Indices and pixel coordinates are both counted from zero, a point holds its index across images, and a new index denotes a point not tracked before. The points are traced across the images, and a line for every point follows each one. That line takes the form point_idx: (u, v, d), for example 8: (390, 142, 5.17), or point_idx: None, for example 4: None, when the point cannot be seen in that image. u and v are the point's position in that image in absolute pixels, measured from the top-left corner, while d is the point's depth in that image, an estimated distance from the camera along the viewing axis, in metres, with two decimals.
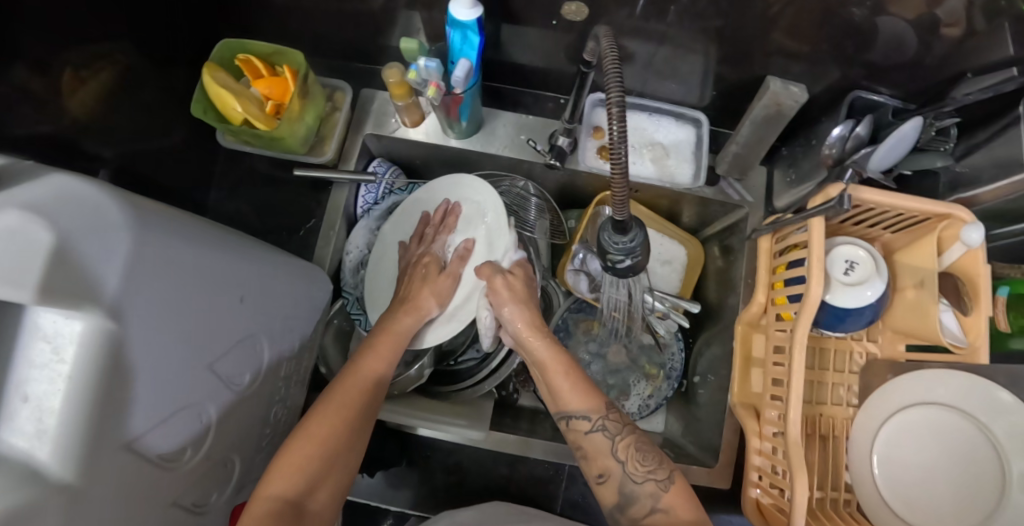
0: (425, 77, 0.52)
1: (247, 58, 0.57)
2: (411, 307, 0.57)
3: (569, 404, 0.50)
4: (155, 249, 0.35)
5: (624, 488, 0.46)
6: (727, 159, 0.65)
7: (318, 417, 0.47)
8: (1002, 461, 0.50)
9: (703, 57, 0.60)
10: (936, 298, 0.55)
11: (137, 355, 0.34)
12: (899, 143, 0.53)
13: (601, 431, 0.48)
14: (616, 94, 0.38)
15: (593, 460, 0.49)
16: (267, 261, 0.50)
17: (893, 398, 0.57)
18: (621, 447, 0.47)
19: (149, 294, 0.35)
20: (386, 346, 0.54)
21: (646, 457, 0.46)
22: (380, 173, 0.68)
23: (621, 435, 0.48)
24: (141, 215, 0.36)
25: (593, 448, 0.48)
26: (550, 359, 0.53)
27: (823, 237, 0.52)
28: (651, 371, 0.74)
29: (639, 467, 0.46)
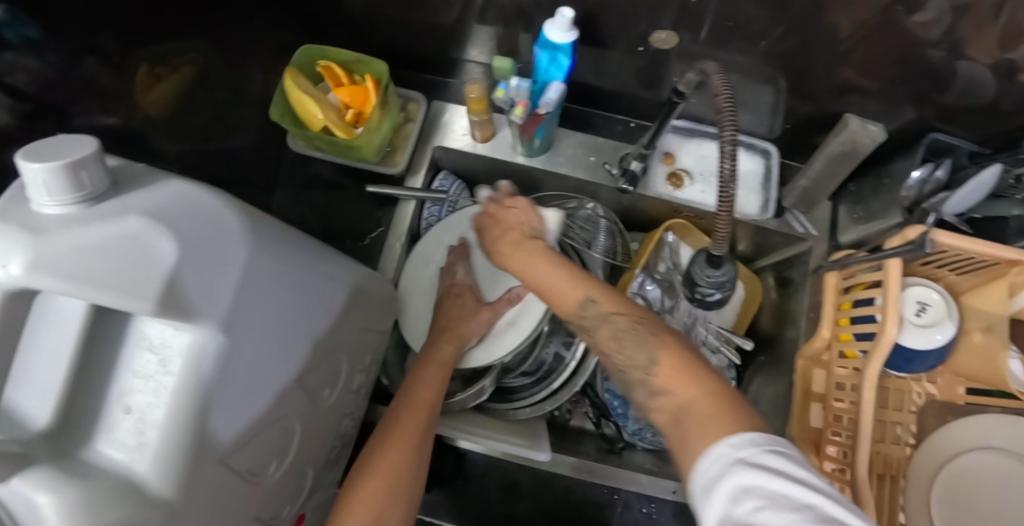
0: (513, 96, 0.53)
1: (328, 65, 0.57)
2: (450, 335, 0.56)
3: (562, 304, 0.47)
4: (257, 262, 0.35)
5: (620, 382, 0.43)
6: (796, 192, 0.65)
7: (384, 448, 0.47)
8: None
9: (776, 88, 0.60)
10: (1006, 344, 0.55)
11: (235, 373, 0.33)
12: (975, 189, 0.54)
13: (584, 332, 0.46)
14: (729, 133, 0.40)
15: (631, 387, 0.42)
16: (351, 272, 0.50)
17: (953, 441, 0.58)
18: (603, 340, 0.44)
19: (249, 308, 0.34)
20: (432, 376, 0.54)
21: (676, 360, 0.39)
22: (444, 188, 0.66)
23: (652, 361, 0.40)
24: (249, 227, 0.36)
25: (595, 346, 0.45)
26: (527, 262, 0.51)
27: (900, 279, 0.53)
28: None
29: (640, 357, 0.41)
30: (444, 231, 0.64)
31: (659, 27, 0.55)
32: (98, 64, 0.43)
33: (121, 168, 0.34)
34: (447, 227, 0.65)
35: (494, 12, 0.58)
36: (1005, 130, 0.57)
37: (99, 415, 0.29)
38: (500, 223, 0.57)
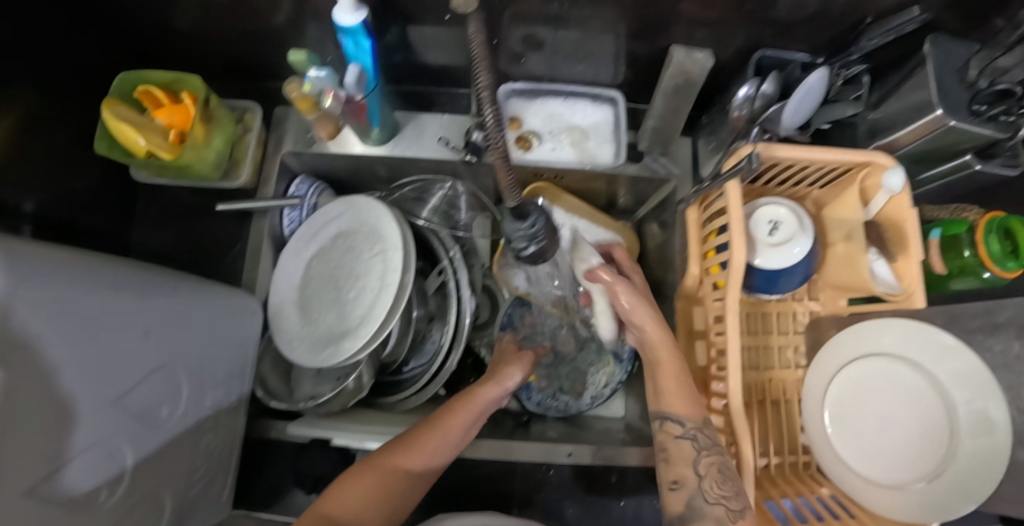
0: (319, 88, 0.52)
1: (145, 89, 0.56)
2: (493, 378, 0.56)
3: (668, 405, 0.50)
4: (33, 301, 0.32)
5: (692, 501, 0.45)
6: (648, 134, 0.64)
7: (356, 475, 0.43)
8: (949, 404, 0.51)
9: (612, 36, 0.58)
10: (865, 248, 0.54)
11: (24, 406, 0.31)
12: (806, 97, 0.53)
13: (690, 439, 0.48)
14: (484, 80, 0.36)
15: (671, 465, 0.48)
16: (174, 289, 0.48)
17: (841, 353, 0.57)
18: (704, 461, 0.47)
19: (26, 341, 0.31)
20: (467, 407, 0.51)
21: (726, 482, 0.45)
22: (301, 192, 0.66)
23: (709, 451, 0.47)
24: (15, 265, 0.31)
25: (676, 454, 0.48)
26: (667, 351, 0.52)
27: (739, 202, 0.52)
28: (600, 354, 0.72)
29: (715, 489, 0.45)
30: (304, 233, 0.64)
31: None
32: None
33: None
34: (308, 230, 0.64)
35: (313, 9, 0.57)
36: (831, 35, 0.56)
37: None
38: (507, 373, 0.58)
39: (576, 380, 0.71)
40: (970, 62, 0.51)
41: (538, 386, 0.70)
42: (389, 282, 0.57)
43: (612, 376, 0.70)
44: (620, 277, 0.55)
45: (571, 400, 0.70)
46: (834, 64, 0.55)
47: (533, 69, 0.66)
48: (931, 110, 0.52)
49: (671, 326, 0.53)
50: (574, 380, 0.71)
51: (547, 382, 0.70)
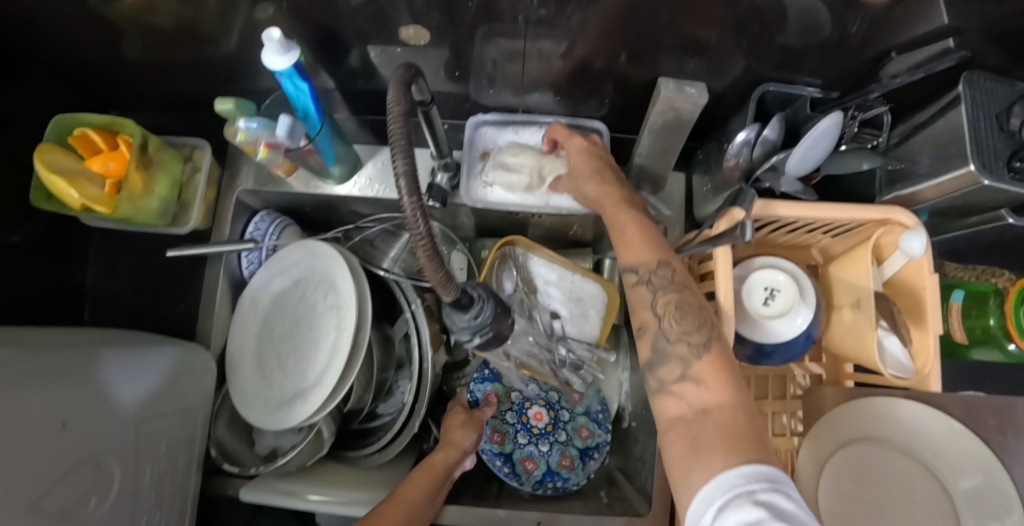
0: (255, 138, 0.46)
1: (81, 134, 0.51)
2: (447, 442, 0.54)
3: (629, 258, 0.44)
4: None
5: (656, 345, 0.40)
6: (635, 175, 0.57)
7: None
8: (945, 485, 0.47)
9: (592, 65, 0.51)
10: (874, 322, 0.47)
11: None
12: (815, 144, 0.45)
13: (646, 284, 0.42)
14: (402, 158, 0.30)
15: (635, 312, 0.43)
16: (102, 371, 0.45)
17: (842, 430, 0.51)
18: (660, 301, 0.41)
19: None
20: (428, 474, 0.48)
21: (685, 318, 0.39)
22: (260, 233, 0.61)
23: (666, 290, 0.41)
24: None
25: (635, 300, 0.43)
26: (601, 194, 0.48)
27: (728, 270, 0.45)
28: (576, 420, 0.68)
29: (675, 326, 0.40)
30: (264, 279, 0.60)
31: (402, 25, 0.47)
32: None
33: None
34: (267, 274, 0.60)
35: (258, 39, 0.52)
36: (845, 69, 0.48)
37: None
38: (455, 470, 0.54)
39: (562, 453, 0.66)
40: (1011, 108, 0.43)
41: (524, 470, 0.65)
42: (341, 343, 0.52)
43: (596, 447, 0.67)
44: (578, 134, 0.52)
45: (563, 476, 0.65)
46: (850, 105, 0.48)
47: (506, 97, 0.60)
48: (963, 165, 0.43)
49: (618, 180, 0.49)
50: (559, 453, 0.66)
51: (534, 463, 0.65)
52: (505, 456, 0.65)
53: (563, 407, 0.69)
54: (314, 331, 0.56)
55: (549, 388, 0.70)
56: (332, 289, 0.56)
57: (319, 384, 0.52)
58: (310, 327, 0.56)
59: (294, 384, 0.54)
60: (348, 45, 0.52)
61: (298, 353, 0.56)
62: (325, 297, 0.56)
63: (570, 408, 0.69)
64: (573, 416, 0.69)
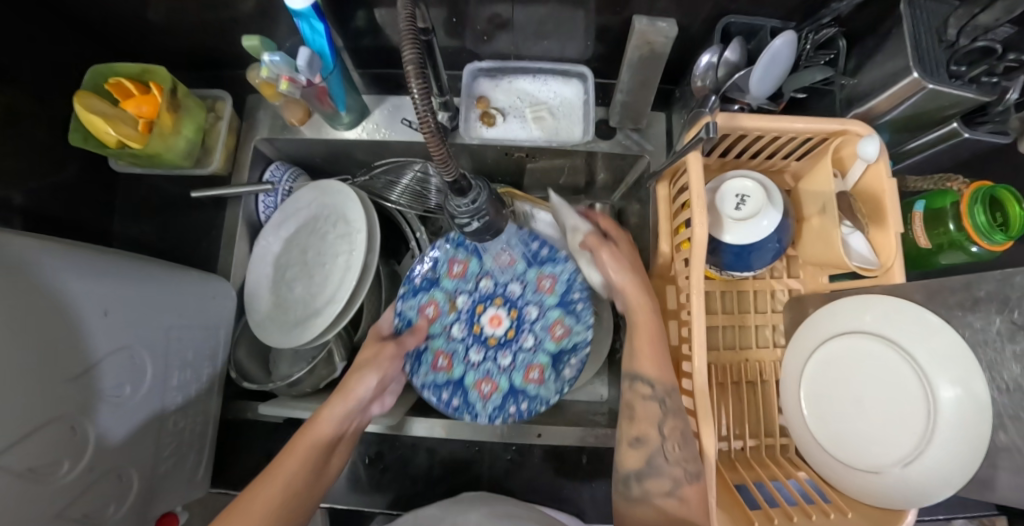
0: (276, 72, 0.52)
1: (116, 81, 0.57)
2: (338, 390, 0.49)
3: (639, 367, 0.51)
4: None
5: (652, 461, 0.48)
6: (618, 110, 0.63)
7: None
8: (928, 385, 0.46)
9: (569, 9, 0.56)
10: (838, 223, 0.52)
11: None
12: (772, 63, 0.50)
13: (658, 400, 0.49)
14: (410, 34, 0.34)
15: (636, 422, 0.50)
16: (141, 273, 0.49)
17: (818, 332, 0.55)
18: (667, 424, 0.49)
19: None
20: (309, 444, 0.45)
21: (687, 446, 0.48)
22: (276, 178, 0.67)
23: (674, 415, 0.49)
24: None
25: (643, 412, 0.50)
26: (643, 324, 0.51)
27: (700, 174, 0.50)
28: (549, 316, 0.58)
29: (676, 450, 0.48)
30: (279, 220, 0.66)
31: None
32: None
33: None
34: (282, 216, 0.65)
35: (271, 3, 0.57)
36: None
37: None
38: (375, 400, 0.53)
39: (529, 366, 0.57)
40: (949, 20, 0.48)
41: (479, 395, 0.56)
42: (353, 263, 0.57)
43: (574, 349, 0.57)
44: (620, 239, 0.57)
45: (532, 391, 0.56)
46: (805, 28, 0.53)
47: (498, 46, 0.65)
48: (907, 75, 0.47)
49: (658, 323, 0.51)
50: (525, 368, 0.57)
51: (492, 385, 0.57)
52: (454, 383, 0.56)
53: (530, 293, 0.59)
54: (329, 259, 0.61)
55: (506, 284, 0.60)
56: (343, 225, 0.61)
57: (333, 302, 0.57)
58: (325, 257, 0.62)
59: (310, 304, 0.60)
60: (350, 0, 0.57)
61: (314, 282, 0.62)
62: (337, 230, 0.62)
63: (540, 302, 0.59)
64: (545, 312, 0.59)
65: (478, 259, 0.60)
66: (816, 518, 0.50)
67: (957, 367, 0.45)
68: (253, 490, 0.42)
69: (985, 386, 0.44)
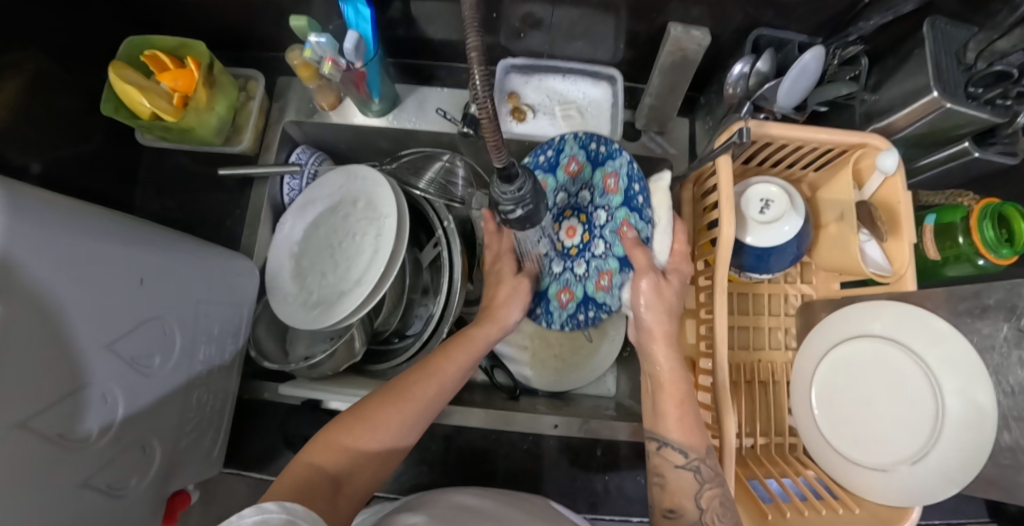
0: (320, 53, 0.53)
1: (153, 54, 0.57)
2: (493, 319, 0.58)
3: (666, 431, 0.49)
4: (35, 233, 0.35)
5: None
6: (645, 112, 0.65)
7: (369, 410, 0.44)
8: (935, 385, 0.50)
9: (606, 11, 0.58)
10: (856, 230, 0.54)
11: (26, 326, 0.34)
12: (800, 75, 0.53)
13: (692, 471, 0.47)
14: None
15: (669, 493, 0.47)
16: (173, 246, 0.50)
17: (829, 336, 0.57)
18: (705, 495, 0.46)
19: (25, 275, 0.34)
20: (467, 351, 0.53)
21: (728, 515, 0.45)
22: (302, 161, 0.67)
23: (711, 484, 0.47)
24: (21, 200, 0.35)
25: (676, 483, 0.47)
26: (671, 383, 0.51)
27: (730, 177, 0.52)
28: (605, 262, 0.61)
29: (716, 523, 0.44)
30: (303, 202, 0.66)
31: None
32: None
33: None
34: (307, 198, 0.65)
35: None
36: (828, 15, 0.55)
37: None
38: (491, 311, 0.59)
39: (564, 287, 0.64)
40: (968, 44, 0.51)
41: (558, 303, 0.65)
42: (382, 249, 0.58)
43: (599, 304, 0.62)
44: (654, 271, 0.53)
45: (551, 306, 0.65)
46: (831, 44, 0.56)
47: (532, 45, 0.67)
48: (928, 93, 0.51)
49: (681, 375, 0.51)
50: (561, 286, 0.65)
51: (569, 294, 0.64)
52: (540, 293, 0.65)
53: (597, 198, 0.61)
54: (357, 241, 0.62)
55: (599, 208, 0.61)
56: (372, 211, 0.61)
57: (366, 285, 0.57)
58: (352, 239, 0.62)
59: (337, 287, 0.61)
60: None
61: (339, 268, 0.62)
62: (359, 205, 0.63)
63: (610, 244, 0.60)
64: (606, 258, 0.61)
65: (594, 172, 0.60)
66: (825, 513, 0.52)
67: (961, 370, 0.49)
68: (414, 386, 0.47)
69: (990, 394, 0.47)
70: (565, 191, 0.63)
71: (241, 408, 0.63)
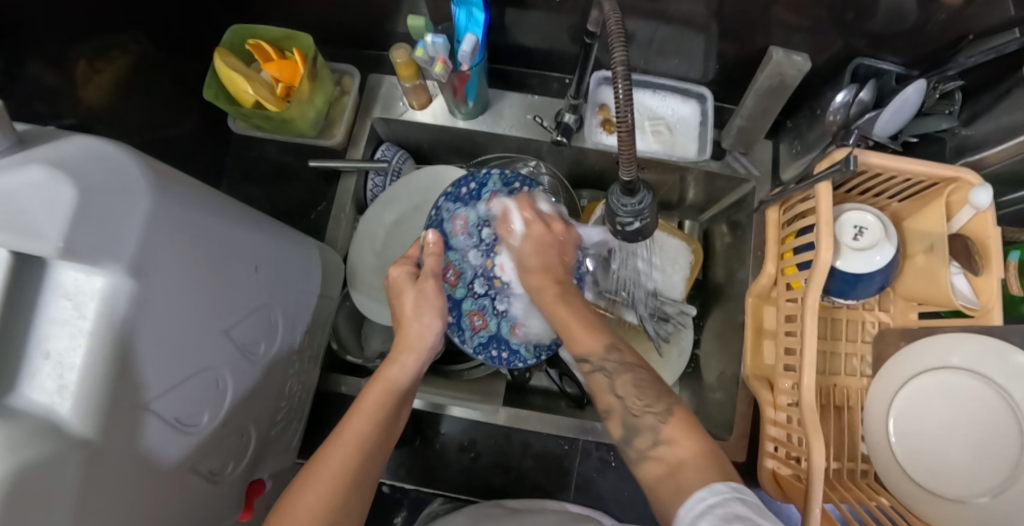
0: (432, 54, 0.54)
1: (257, 43, 0.58)
2: (405, 345, 0.54)
3: (580, 349, 0.51)
4: (171, 213, 0.36)
5: (625, 421, 0.45)
6: (733, 132, 0.66)
7: (292, 503, 0.41)
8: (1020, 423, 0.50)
9: (704, 31, 0.59)
10: (947, 262, 0.55)
11: (154, 310, 0.35)
12: (901, 107, 0.54)
13: (602, 371, 0.49)
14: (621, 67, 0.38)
15: (599, 397, 0.49)
16: (280, 235, 0.51)
17: (908, 366, 0.57)
18: (620, 383, 0.47)
19: (161, 258, 0.35)
20: (380, 393, 0.49)
21: (644, 392, 0.45)
22: (388, 158, 0.68)
23: (621, 372, 0.48)
24: (162, 179, 0.36)
25: (597, 387, 0.49)
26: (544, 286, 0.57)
27: (830, 203, 0.52)
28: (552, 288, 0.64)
29: (638, 401, 0.45)
30: (392, 199, 0.67)
31: None
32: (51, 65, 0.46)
33: (28, 131, 0.34)
34: (392, 195, 0.67)
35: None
36: (927, 50, 0.56)
37: (22, 360, 0.31)
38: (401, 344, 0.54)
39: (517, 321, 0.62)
40: None
41: (519, 340, 0.61)
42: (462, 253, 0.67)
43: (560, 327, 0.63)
44: (539, 219, 0.60)
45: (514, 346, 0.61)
46: (930, 78, 0.56)
47: None
48: None
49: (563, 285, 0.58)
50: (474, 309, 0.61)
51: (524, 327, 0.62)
52: (495, 336, 0.61)
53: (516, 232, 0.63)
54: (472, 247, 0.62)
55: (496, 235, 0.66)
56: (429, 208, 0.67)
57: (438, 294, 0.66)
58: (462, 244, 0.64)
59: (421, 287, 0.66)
60: (492, 3, 0.59)
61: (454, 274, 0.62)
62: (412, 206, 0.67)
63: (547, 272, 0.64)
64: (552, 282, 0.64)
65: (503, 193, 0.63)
66: None
67: None
68: (331, 448, 0.44)
69: None
70: (481, 225, 0.63)
71: (320, 400, 0.65)
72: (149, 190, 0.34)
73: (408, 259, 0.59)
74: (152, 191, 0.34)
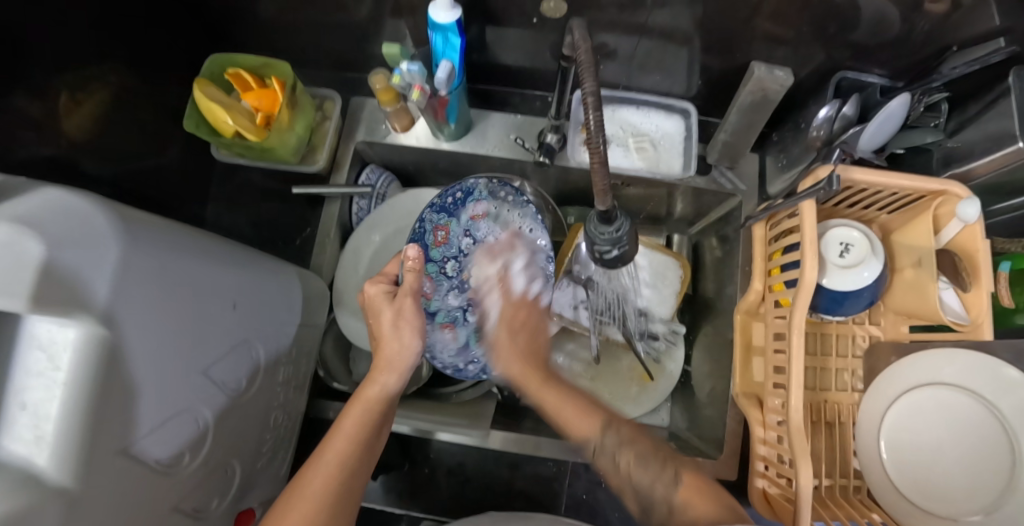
0: (409, 81, 0.54)
1: (236, 72, 0.58)
2: (384, 365, 0.52)
3: (574, 433, 0.51)
4: (145, 258, 0.36)
5: (641, 496, 0.46)
6: (718, 147, 0.66)
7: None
8: (1013, 440, 0.48)
9: (686, 45, 0.59)
10: (935, 277, 0.55)
11: (133, 357, 0.35)
12: (886, 121, 0.53)
13: (607, 453, 0.49)
14: (591, 86, 0.36)
15: (609, 478, 0.49)
16: (259, 268, 0.51)
17: (901, 379, 0.55)
18: (624, 457, 0.48)
19: (138, 304, 0.35)
20: (359, 417, 0.48)
21: (649, 465, 0.47)
22: (372, 181, 0.69)
23: (623, 448, 0.48)
24: (131, 225, 0.36)
25: (607, 469, 0.49)
26: (524, 378, 0.57)
27: (814, 220, 0.52)
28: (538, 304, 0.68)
29: (643, 474, 0.47)
30: (378, 226, 0.68)
31: None
32: (25, 101, 0.46)
33: None
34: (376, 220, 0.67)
35: (388, 14, 0.58)
36: (912, 61, 0.55)
37: None
38: (376, 361, 0.52)
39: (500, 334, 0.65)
40: None
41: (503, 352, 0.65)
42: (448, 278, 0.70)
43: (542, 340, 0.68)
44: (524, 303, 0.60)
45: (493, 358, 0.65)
46: (914, 90, 0.54)
47: (604, 74, 0.67)
48: (1013, 142, 0.51)
49: (550, 387, 0.55)
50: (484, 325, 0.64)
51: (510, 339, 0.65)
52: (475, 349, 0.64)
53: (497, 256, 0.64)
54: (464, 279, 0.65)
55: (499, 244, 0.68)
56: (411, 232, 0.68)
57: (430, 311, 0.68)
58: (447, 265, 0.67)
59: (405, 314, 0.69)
60: (469, 25, 0.59)
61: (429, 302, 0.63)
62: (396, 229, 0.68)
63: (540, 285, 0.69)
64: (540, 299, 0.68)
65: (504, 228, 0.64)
66: None
67: None
68: (308, 476, 0.44)
69: None
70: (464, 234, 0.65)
71: (311, 426, 0.66)
72: (118, 238, 0.34)
73: (385, 275, 0.56)
74: (121, 239, 0.34)
